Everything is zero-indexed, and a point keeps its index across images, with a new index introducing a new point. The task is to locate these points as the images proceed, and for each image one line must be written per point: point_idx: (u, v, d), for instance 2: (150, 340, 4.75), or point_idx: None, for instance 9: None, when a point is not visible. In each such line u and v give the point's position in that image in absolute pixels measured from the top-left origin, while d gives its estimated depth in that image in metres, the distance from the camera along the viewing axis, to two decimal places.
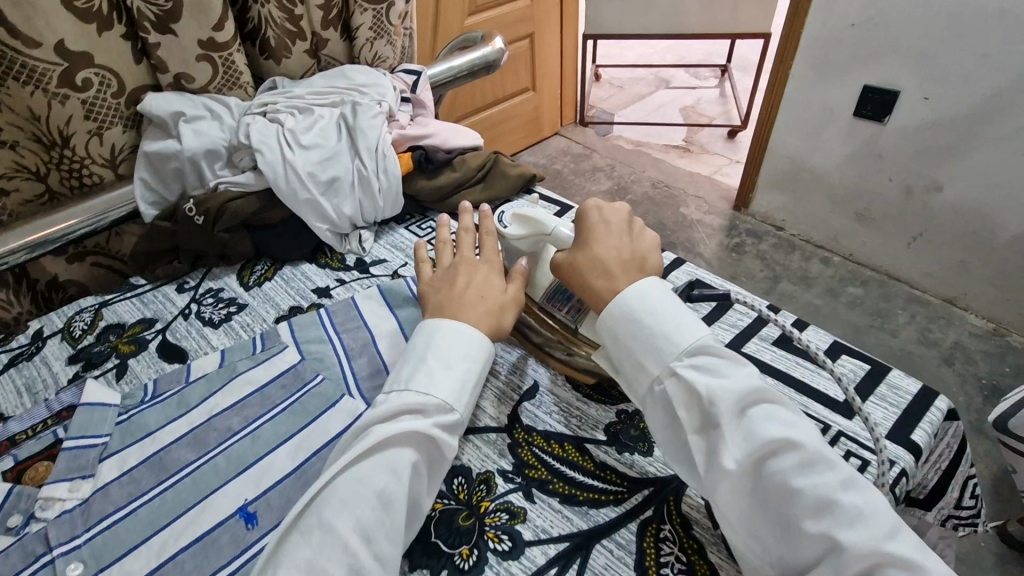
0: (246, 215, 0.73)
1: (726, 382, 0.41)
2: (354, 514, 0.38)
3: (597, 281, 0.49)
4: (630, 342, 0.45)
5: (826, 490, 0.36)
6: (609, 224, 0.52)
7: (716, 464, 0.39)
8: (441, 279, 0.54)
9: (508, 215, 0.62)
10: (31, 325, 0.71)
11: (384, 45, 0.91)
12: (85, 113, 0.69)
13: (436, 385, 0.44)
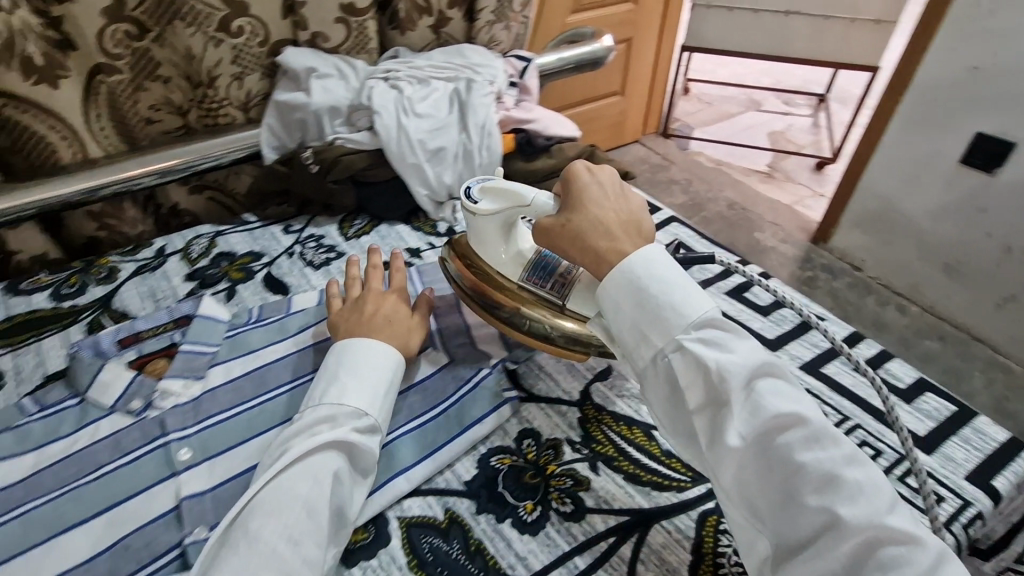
0: (357, 170, 0.77)
1: (737, 357, 0.39)
2: (279, 520, 0.38)
3: (603, 245, 0.45)
4: (634, 310, 0.43)
5: (833, 467, 0.35)
6: (605, 186, 0.49)
7: (722, 439, 0.38)
8: (351, 310, 0.56)
9: (472, 189, 0.56)
10: (156, 242, 0.79)
11: (500, 30, 0.95)
12: (233, 59, 0.76)
13: (354, 394, 0.46)
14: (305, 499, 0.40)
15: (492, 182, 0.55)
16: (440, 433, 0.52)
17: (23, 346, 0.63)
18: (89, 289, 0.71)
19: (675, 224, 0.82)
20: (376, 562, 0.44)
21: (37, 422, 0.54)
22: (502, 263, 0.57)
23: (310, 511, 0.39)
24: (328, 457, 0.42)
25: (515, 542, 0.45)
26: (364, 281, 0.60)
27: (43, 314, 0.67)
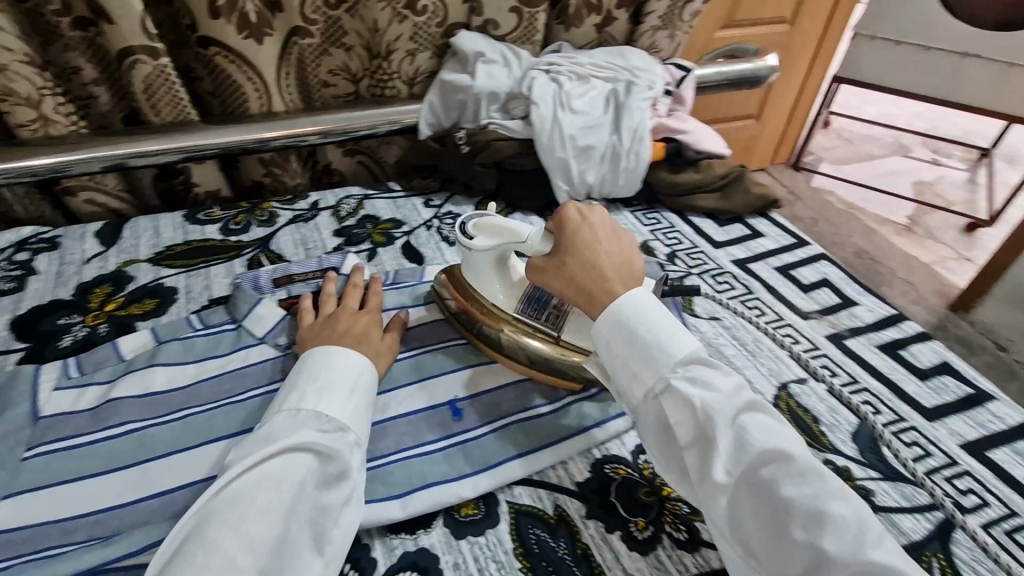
0: (503, 156, 0.78)
1: (720, 396, 0.41)
2: (239, 529, 0.36)
3: (596, 285, 0.48)
4: (626, 346, 0.45)
5: (818, 501, 0.36)
6: (595, 228, 0.51)
7: (710, 477, 0.39)
8: (319, 326, 0.54)
9: (468, 223, 0.56)
10: (312, 196, 0.86)
11: (665, 36, 0.94)
12: (411, 36, 0.79)
13: (315, 398, 0.44)
14: (261, 503, 0.37)
15: (486, 217, 0.55)
16: (559, 428, 0.53)
17: (195, 268, 0.71)
18: (252, 229, 0.78)
19: (825, 261, 0.76)
20: (484, 540, 0.45)
21: (200, 338, 0.59)
22: (497, 299, 0.56)
23: (269, 517, 0.37)
24: (289, 459, 0.40)
25: (624, 557, 0.44)
26: (340, 298, 0.60)
27: (213, 244, 0.75)
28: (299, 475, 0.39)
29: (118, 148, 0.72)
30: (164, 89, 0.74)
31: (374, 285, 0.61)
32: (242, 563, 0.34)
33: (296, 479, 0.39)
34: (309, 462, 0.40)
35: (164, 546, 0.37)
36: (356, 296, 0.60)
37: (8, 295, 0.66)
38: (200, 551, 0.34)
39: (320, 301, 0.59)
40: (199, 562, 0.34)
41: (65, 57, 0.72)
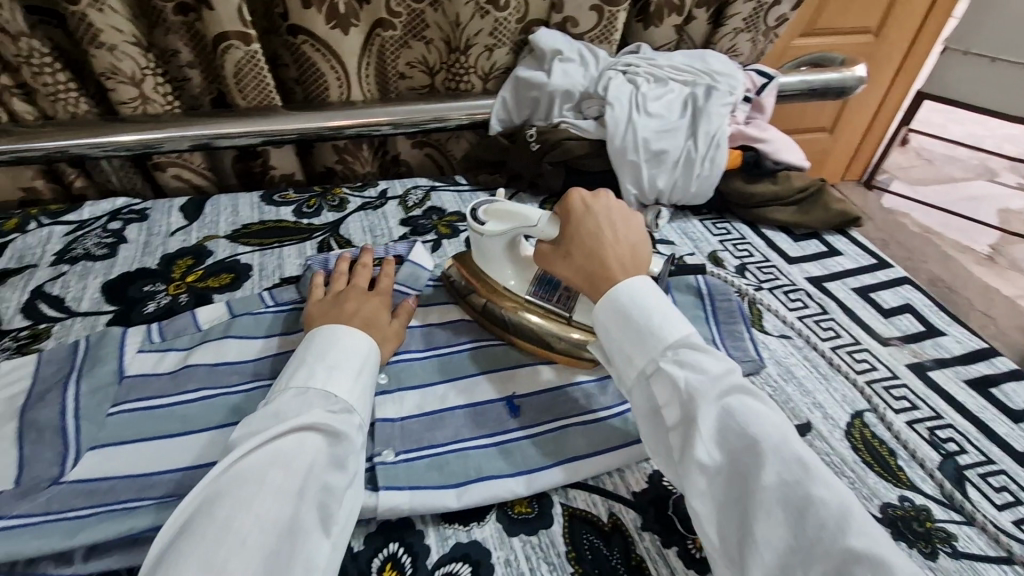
0: (574, 156, 0.78)
1: (708, 379, 0.42)
2: (251, 508, 0.36)
3: (598, 273, 0.49)
4: (623, 329, 0.46)
5: (799, 488, 0.36)
6: (599, 215, 0.52)
7: (693, 461, 0.39)
8: (327, 306, 0.55)
9: (478, 210, 0.57)
10: (381, 185, 0.88)
11: (748, 41, 0.91)
12: (491, 31, 0.80)
13: (324, 378, 0.45)
14: (272, 481, 0.38)
15: (495, 204, 0.56)
16: (621, 433, 0.51)
17: (269, 247, 0.74)
18: (323, 213, 0.80)
19: (909, 286, 0.72)
20: (536, 540, 0.45)
21: (271, 314, 0.62)
22: (509, 282, 0.58)
23: (281, 496, 0.38)
24: (299, 439, 0.41)
25: (680, 574, 0.43)
26: (350, 277, 0.61)
27: (287, 225, 0.78)
28: (310, 455, 0.40)
29: (207, 129, 0.76)
30: (252, 74, 0.77)
31: (388, 268, 0.62)
32: (253, 542, 0.35)
33: (306, 459, 0.40)
34: (317, 442, 0.41)
35: (171, 520, 0.38)
36: (366, 275, 0.61)
37: (101, 261, 0.70)
38: (212, 526, 0.35)
39: (331, 280, 0.60)
40: (211, 537, 0.35)
41: (166, 40, 0.76)
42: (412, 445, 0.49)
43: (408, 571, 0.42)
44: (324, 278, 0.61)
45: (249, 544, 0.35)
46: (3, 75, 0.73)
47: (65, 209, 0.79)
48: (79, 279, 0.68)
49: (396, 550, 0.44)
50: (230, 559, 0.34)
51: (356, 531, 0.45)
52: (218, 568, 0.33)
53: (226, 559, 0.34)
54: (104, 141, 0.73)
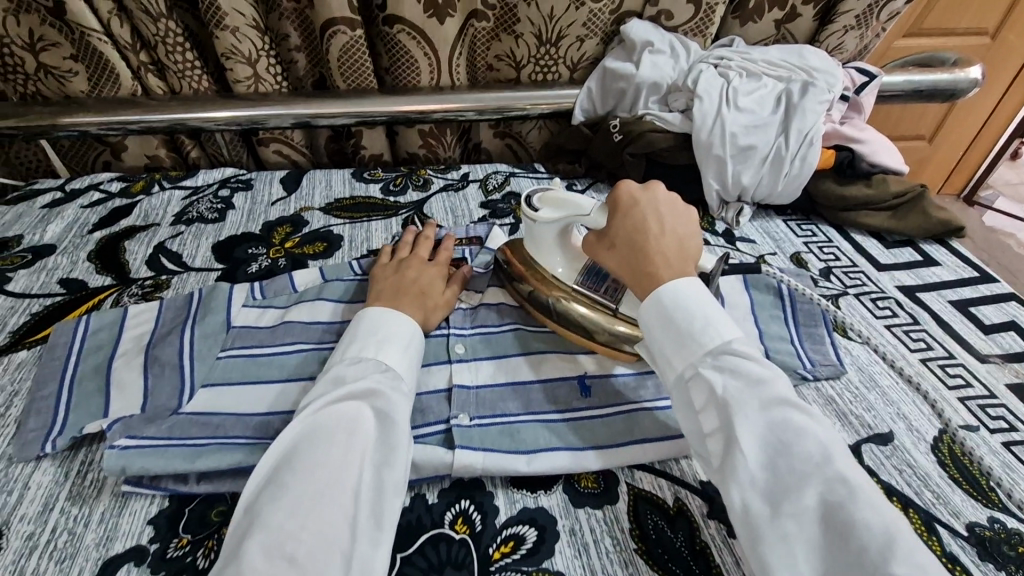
0: (657, 149, 0.77)
1: (750, 389, 0.41)
2: (321, 464, 0.39)
3: (644, 271, 0.49)
4: (662, 330, 0.46)
5: (839, 509, 0.36)
6: (647, 207, 0.51)
7: (728, 470, 0.39)
8: (390, 266, 0.60)
9: (532, 197, 0.58)
10: (463, 168, 0.91)
11: (853, 37, 0.87)
12: (585, 22, 0.82)
13: (376, 350, 0.48)
14: (340, 443, 0.40)
15: (553, 191, 0.57)
16: None
17: (359, 221, 0.79)
18: (408, 192, 0.85)
19: (1015, 302, 0.67)
20: (601, 513, 0.46)
21: (360, 281, 0.65)
22: (558, 271, 0.58)
23: (346, 456, 0.40)
24: (359, 403, 0.43)
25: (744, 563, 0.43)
26: (413, 245, 0.65)
27: (375, 201, 0.82)
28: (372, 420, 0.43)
29: (308, 109, 0.81)
30: (353, 59, 0.82)
31: (445, 245, 0.66)
32: (328, 496, 0.38)
33: (369, 424, 0.43)
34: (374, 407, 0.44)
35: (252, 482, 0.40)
36: (428, 245, 0.65)
37: (212, 224, 0.78)
38: (295, 481, 0.38)
39: (396, 249, 0.65)
40: (295, 491, 0.37)
41: (280, 25, 0.83)
42: (486, 412, 0.52)
43: (478, 527, 0.45)
44: (390, 249, 0.65)
45: (328, 499, 0.37)
46: (141, 53, 0.81)
47: (182, 175, 0.88)
48: (194, 238, 0.75)
49: (467, 507, 0.46)
50: (313, 510, 0.36)
51: (431, 485, 0.48)
52: (305, 516, 0.36)
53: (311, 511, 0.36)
54: (222, 115, 0.80)
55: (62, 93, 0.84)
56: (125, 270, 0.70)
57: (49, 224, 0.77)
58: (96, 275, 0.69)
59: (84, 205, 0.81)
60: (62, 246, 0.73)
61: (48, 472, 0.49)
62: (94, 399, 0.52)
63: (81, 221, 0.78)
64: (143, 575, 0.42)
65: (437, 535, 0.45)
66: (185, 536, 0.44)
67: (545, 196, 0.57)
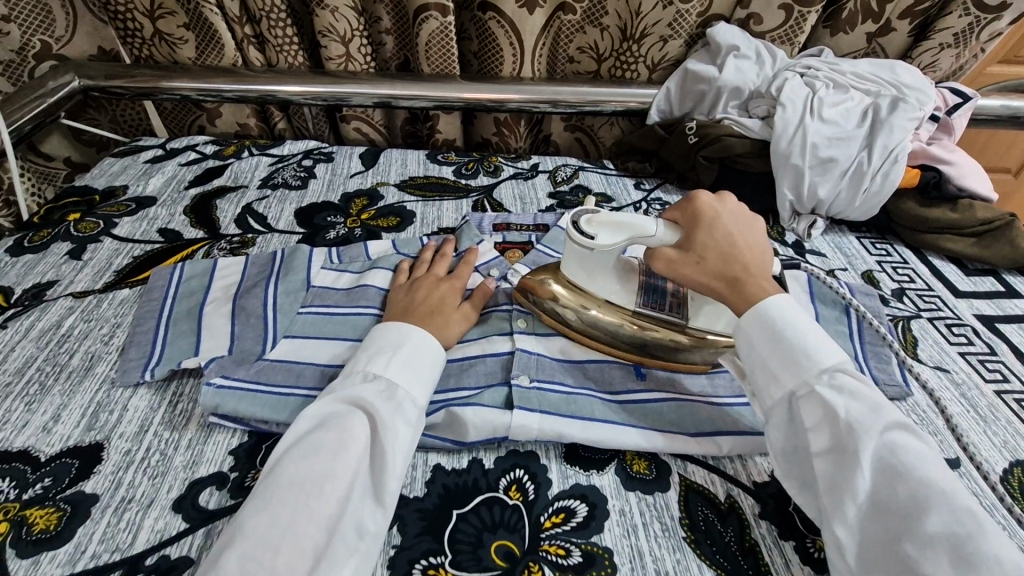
0: (733, 153, 0.76)
1: (869, 413, 0.41)
2: (304, 470, 0.40)
3: (744, 286, 0.49)
4: (769, 347, 0.46)
5: (969, 540, 0.35)
6: (730, 220, 0.53)
7: (845, 488, 0.39)
8: (405, 291, 0.59)
9: (579, 222, 0.53)
10: (533, 159, 0.93)
11: (949, 56, 0.84)
12: (671, 21, 0.82)
13: (366, 361, 0.49)
14: (324, 451, 0.41)
15: (601, 214, 0.52)
16: (747, 422, 0.51)
17: (431, 200, 0.82)
18: (479, 177, 0.87)
19: None
20: (652, 499, 0.47)
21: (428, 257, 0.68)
22: (615, 292, 0.55)
23: (331, 465, 0.41)
24: (350, 412, 0.45)
25: (794, 565, 0.43)
26: (431, 263, 0.64)
27: (448, 183, 0.85)
28: (357, 426, 0.43)
29: (392, 88, 0.85)
30: (440, 44, 0.85)
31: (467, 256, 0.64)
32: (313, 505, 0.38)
33: (360, 430, 0.43)
34: (360, 413, 0.45)
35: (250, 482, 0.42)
36: (445, 263, 0.63)
37: (296, 190, 0.82)
38: (278, 490, 0.39)
39: (415, 266, 0.64)
40: (279, 502, 0.38)
41: (374, 7, 0.87)
42: (545, 376, 0.53)
43: (531, 496, 0.47)
44: (408, 266, 0.64)
45: (310, 509, 0.38)
46: (246, 25, 0.86)
47: (270, 144, 0.93)
48: (279, 202, 0.80)
49: (520, 476, 0.48)
50: (291, 524, 0.37)
51: (487, 451, 0.50)
52: (291, 531, 0.37)
53: (295, 523, 0.37)
54: (311, 90, 0.85)
55: (172, 59, 0.91)
56: (215, 226, 0.75)
57: (151, 177, 0.84)
58: (190, 228, 0.74)
59: (182, 164, 0.87)
60: (161, 199, 0.80)
61: (144, 398, 0.53)
62: (187, 337, 0.57)
63: (178, 178, 0.84)
64: (223, 498, 0.46)
65: (492, 498, 0.46)
66: (261, 470, 0.48)
67: (593, 220, 0.52)
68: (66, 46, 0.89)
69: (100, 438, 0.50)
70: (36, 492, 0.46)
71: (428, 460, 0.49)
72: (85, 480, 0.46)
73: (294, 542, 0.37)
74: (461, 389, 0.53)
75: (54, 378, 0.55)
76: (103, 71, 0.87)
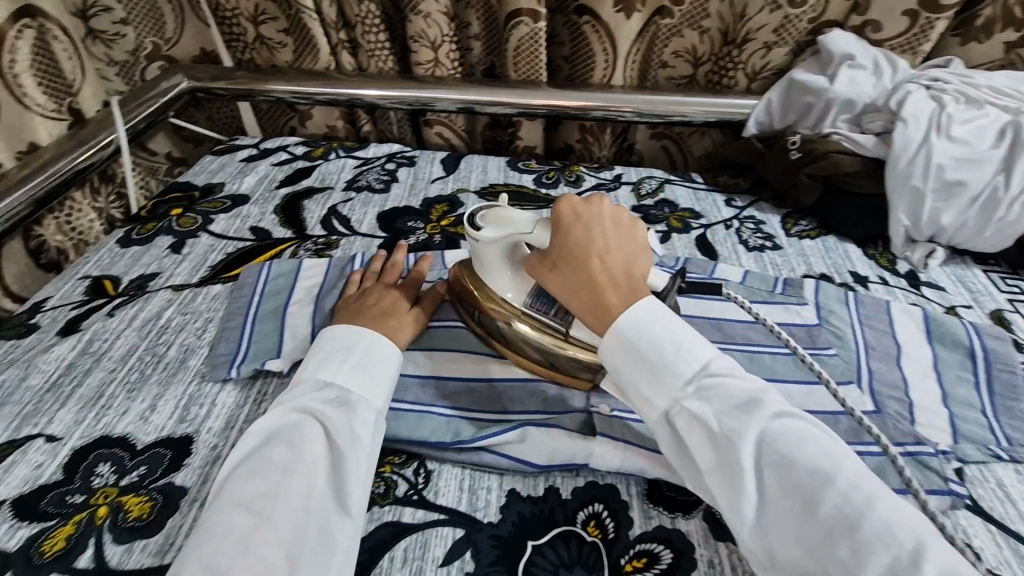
0: (840, 172, 0.70)
1: (740, 411, 0.38)
2: (251, 488, 0.39)
3: (594, 298, 0.45)
4: (635, 366, 0.42)
5: (860, 520, 0.33)
6: (592, 223, 0.48)
7: (744, 503, 0.36)
8: (354, 297, 0.58)
9: (474, 215, 0.52)
10: (616, 169, 0.89)
11: None
12: (778, 28, 0.77)
13: (314, 369, 0.48)
14: (276, 468, 0.40)
15: (495, 209, 0.51)
16: None
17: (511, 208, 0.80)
18: (560, 186, 0.85)
19: None
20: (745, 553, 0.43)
21: None
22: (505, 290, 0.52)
23: (285, 478, 0.40)
24: (296, 422, 0.44)
25: None
26: (384, 269, 0.63)
27: (527, 192, 0.84)
28: (310, 437, 0.42)
29: (478, 94, 0.84)
30: (529, 50, 0.83)
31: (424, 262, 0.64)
32: (274, 523, 0.37)
33: (313, 439, 0.42)
34: (309, 421, 0.44)
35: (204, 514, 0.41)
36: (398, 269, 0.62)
37: (378, 193, 0.83)
38: (227, 514, 0.37)
39: (366, 273, 0.62)
40: (228, 525, 0.37)
41: (465, 13, 0.86)
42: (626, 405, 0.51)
43: (610, 534, 0.44)
44: (360, 271, 0.63)
45: (264, 525, 0.37)
46: (341, 31, 0.88)
47: (356, 146, 0.95)
48: (362, 205, 0.81)
49: (599, 511, 0.46)
50: (248, 544, 0.36)
51: (564, 479, 0.48)
52: (251, 550, 0.36)
53: (249, 542, 0.36)
54: (398, 94, 0.86)
55: (270, 62, 0.94)
56: (302, 227, 0.77)
57: (245, 176, 0.88)
58: (279, 228, 0.77)
59: (274, 164, 0.91)
60: (254, 197, 0.83)
61: (231, 393, 0.55)
62: (271, 337, 0.58)
63: (270, 178, 0.87)
64: None
65: (568, 531, 0.44)
66: None
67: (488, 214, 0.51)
68: (175, 47, 0.94)
69: (191, 430, 0.52)
70: (132, 479, 0.48)
71: (503, 483, 0.48)
72: (176, 472, 0.48)
73: (254, 561, 0.35)
74: (538, 410, 0.51)
75: (153, 368, 0.58)
76: (208, 74, 0.91)
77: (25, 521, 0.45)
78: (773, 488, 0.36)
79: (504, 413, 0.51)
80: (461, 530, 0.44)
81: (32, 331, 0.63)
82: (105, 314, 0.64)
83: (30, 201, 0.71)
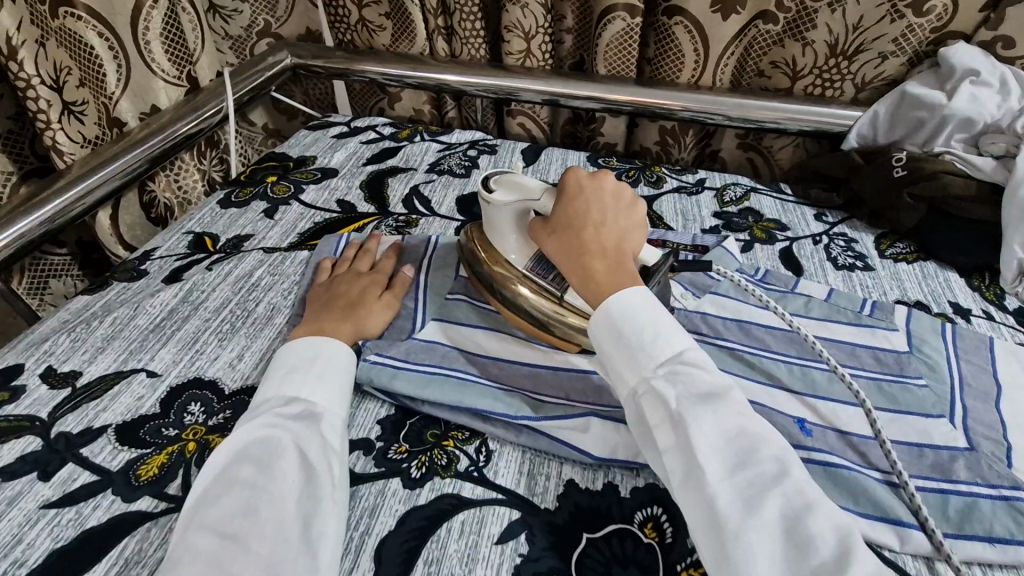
0: (950, 195, 0.66)
1: (705, 400, 0.39)
2: (219, 510, 0.37)
3: (581, 265, 0.48)
4: (615, 343, 0.44)
5: (800, 522, 0.34)
6: (594, 194, 0.51)
7: (697, 490, 0.36)
8: (324, 287, 0.60)
9: (489, 179, 0.55)
10: (700, 173, 0.87)
11: None
12: (897, 38, 0.73)
13: (278, 383, 0.47)
14: (244, 488, 0.39)
15: (509, 175, 0.55)
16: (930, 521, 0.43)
17: None
18: (640, 186, 0.83)
19: None
20: None
21: None
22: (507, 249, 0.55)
23: (253, 497, 0.38)
24: (262, 439, 0.42)
25: None
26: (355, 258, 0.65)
27: None
28: (280, 455, 0.41)
29: (563, 87, 0.84)
30: (621, 46, 0.82)
31: (393, 248, 0.66)
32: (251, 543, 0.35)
33: (280, 456, 0.41)
34: (277, 436, 0.42)
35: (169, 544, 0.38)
36: (368, 259, 0.64)
37: (459, 177, 0.85)
38: (197, 537, 0.35)
39: (336, 264, 0.64)
40: (194, 547, 0.34)
41: (561, 6, 0.87)
42: None
43: (668, 539, 0.43)
44: (330, 262, 0.65)
45: (237, 544, 0.35)
46: (440, 17, 0.91)
47: (440, 131, 0.98)
48: (443, 187, 0.83)
49: (657, 514, 0.45)
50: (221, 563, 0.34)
51: (623, 478, 0.48)
52: (221, 568, 0.33)
53: (221, 562, 0.34)
54: (486, 82, 0.87)
55: (368, 44, 0.98)
56: (385, 203, 0.80)
57: (336, 151, 0.92)
58: (364, 203, 0.80)
59: (363, 142, 0.94)
60: (342, 172, 0.87)
61: None
62: None
63: (358, 155, 0.91)
64: (368, 464, 0.48)
65: (624, 529, 0.44)
66: (404, 445, 0.50)
67: (501, 179, 0.55)
68: (284, 25, 1.00)
69: None
70: (218, 420, 0.52)
71: (562, 472, 0.48)
72: None
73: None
74: (600, 404, 0.51)
75: (242, 321, 0.62)
76: (310, 51, 0.96)
77: (126, 445, 0.50)
78: (719, 478, 0.36)
79: (565, 402, 0.51)
80: (518, 512, 0.45)
81: (141, 276, 0.69)
82: (205, 267, 0.69)
83: (148, 159, 0.77)
